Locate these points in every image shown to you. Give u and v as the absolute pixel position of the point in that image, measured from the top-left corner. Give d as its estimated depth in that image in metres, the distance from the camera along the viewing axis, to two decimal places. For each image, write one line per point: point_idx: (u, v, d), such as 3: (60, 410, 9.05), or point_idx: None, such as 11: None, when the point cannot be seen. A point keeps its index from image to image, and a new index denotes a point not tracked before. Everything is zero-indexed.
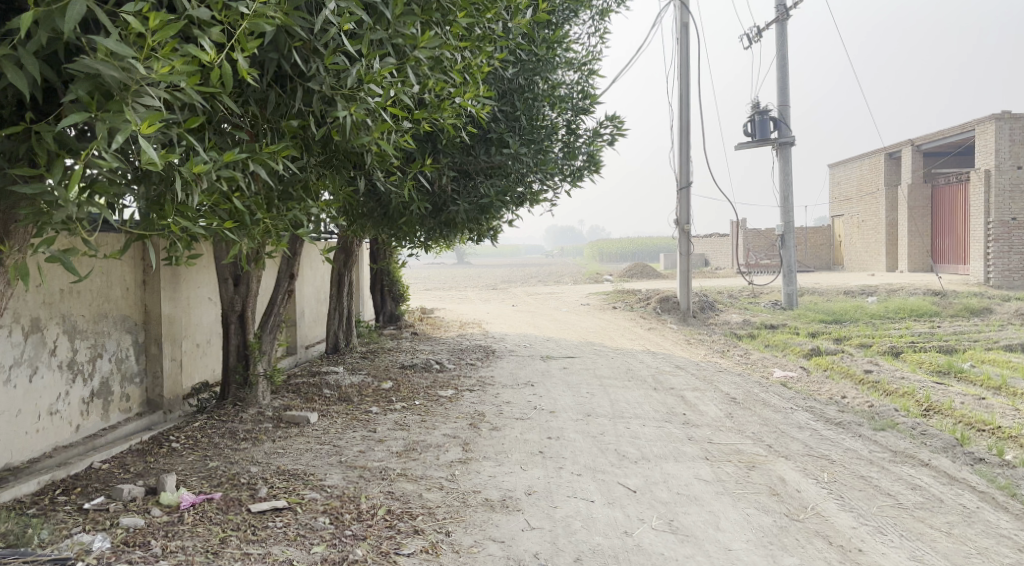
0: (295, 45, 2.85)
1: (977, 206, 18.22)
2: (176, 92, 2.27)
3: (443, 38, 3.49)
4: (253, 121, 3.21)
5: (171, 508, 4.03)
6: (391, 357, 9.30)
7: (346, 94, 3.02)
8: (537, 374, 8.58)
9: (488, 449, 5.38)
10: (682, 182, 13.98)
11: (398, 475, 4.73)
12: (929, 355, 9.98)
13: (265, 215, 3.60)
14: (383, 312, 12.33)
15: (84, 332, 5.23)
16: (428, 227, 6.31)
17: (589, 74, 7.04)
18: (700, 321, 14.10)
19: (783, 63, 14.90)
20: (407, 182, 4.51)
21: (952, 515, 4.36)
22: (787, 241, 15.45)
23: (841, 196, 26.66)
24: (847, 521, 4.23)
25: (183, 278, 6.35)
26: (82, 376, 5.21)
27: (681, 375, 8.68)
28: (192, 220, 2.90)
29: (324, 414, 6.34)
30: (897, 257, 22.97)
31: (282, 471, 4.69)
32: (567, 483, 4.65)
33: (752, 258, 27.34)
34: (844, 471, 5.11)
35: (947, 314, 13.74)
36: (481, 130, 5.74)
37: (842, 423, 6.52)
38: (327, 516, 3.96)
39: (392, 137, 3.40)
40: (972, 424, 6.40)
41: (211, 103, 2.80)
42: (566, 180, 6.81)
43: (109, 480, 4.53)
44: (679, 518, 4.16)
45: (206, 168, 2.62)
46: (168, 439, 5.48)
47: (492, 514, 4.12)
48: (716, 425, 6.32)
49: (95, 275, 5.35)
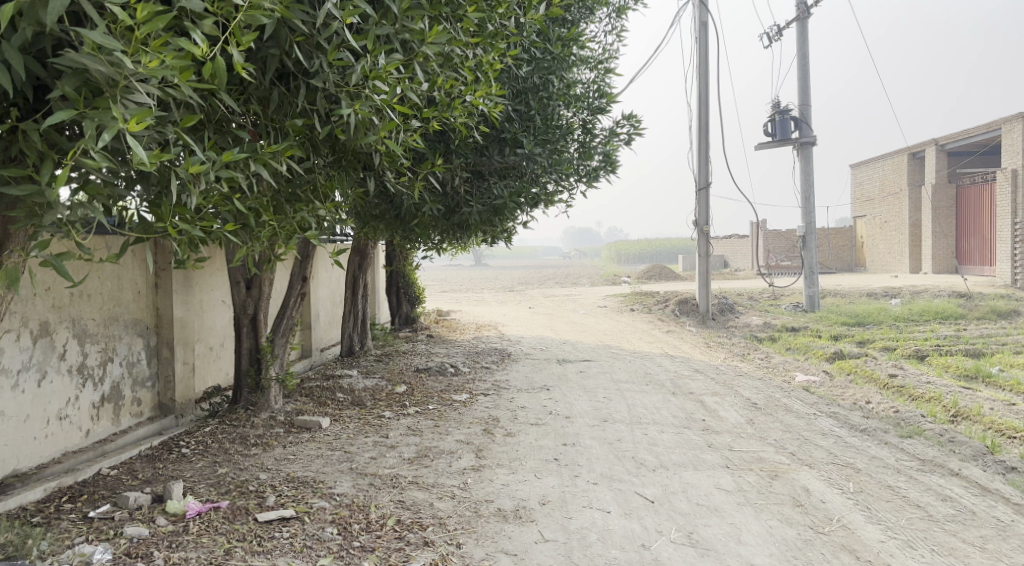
0: (296, 40, 2.75)
1: (1005, 205, 17.80)
2: (170, 89, 2.18)
3: (453, 33, 3.36)
4: (255, 120, 3.12)
5: (178, 516, 3.94)
6: (405, 360, 9.20)
7: (351, 91, 2.92)
8: (553, 377, 8.45)
9: (502, 456, 5.25)
10: (701, 182, 13.80)
11: (410, 482, 4.62)
12: (956, 358, 9.71)
13: (270, 219, 3.50)
14: (398, 314, 12.22)
15: (95, 336, 5.19)
16: (441, 229, 6.19)
17: (606, 72, 6.90)
18: (719, 323, 13.88)
19: (804, 61, 14.66)
20: (418, 183, 4.39)
21: (986, 529, 4.16)
22: (809, 243, 15.17)
23: (863, 196, 26.24)
24: (875, 534, 4.06)
25: (196, 281, 6.30)
26: (92, 381, 5.16)
27: (701, 380, 8.50)
28: (192, 223, 2.80)
29: (336, 418, 6.25)
30: (921, 258, 22.54)
31: (291, 478, 4.60)
32: (583, 492, 4.52)
33: (772, 259, 26.97)
34: (870, 481, 4.93)
35: (973, 316, 13.40)
36: (495, 130, 5.65)
37: (867, 430, 6.32)
38: (335, 527, 3.86)
39: (400, 136, 3.30)
40: (1001, 431, 6.18)
41: (208, 100, 2.71)
42: (583, 181, 6.66)
43: (116, 487, 4.47)
44: (698, 531, 4.00)
45: (203, 168, 2.53)
46: (178, 444, 5.41)
47: (505, 525, 4.00)
48: (736, 432, 6.15)
49: (105, 278, 5.31)
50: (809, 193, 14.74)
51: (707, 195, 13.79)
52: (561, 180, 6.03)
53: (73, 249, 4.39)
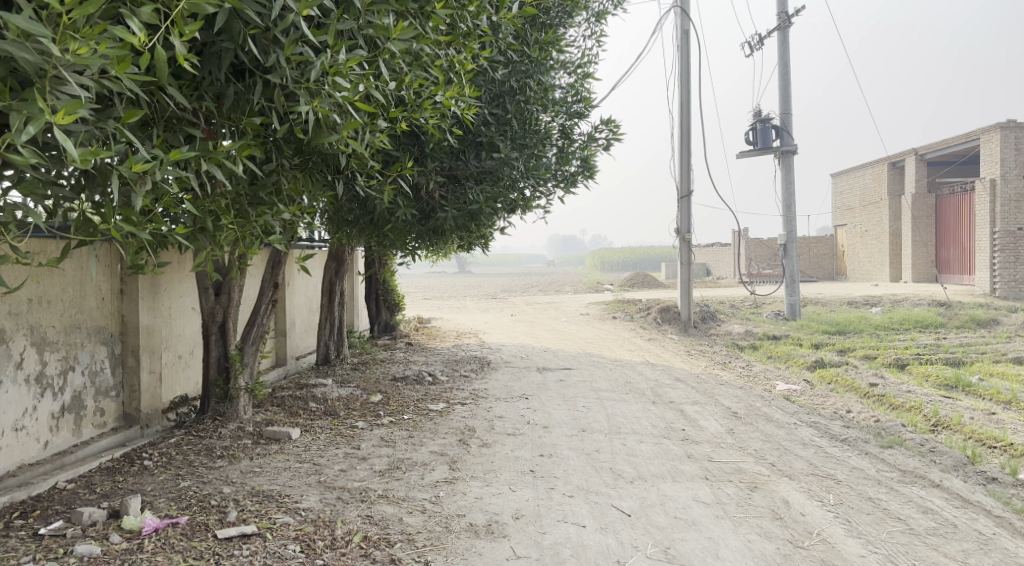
0: (251, 33, 2.65)
1: (982, 215, 17.90)
2: (107, 81, 2.12)
3: (421, 30, 3.24)
4: (210, 118, 3.01)
5: (133, 533, 3.78)
6: (382, 368, 9.02)
7: (309, 88, 2.80)
8: (532, 386, 8.31)
9: (476, 468, 5.11)
10: (682, 190, 13.79)
11: (379, 496, 4.46)
12: (936, 367, 9.69)
13: (229, 223, 3.39)
14: (377, 321, 12.05)
15: (54, 344, 4.99)
16: (416, 235, 6.04)
17: (585, 77, 6.82)
18: (701, 331, 13.83)
19: (785, 70, 14.70)
20: (388, 186, 4.25)
21: (968, 543, 4.08)
22: (790, 251, 15.16)
23: (844, 205, 26.43)
24: (855, 548, 3.97)
25: (164, 286, 6.10)
26: (52, 390, 4.97)
27: (681, 388, 8.41)
28: (138, 227, 2.70)
29: (307, 429, 6.07)
30: (901, 267, 22.68)
31: (256, 492, 4.43)
32: (558, 505, 4.39)
33: (755, 268, 27.07)
34: (850, 493, 4.84)
35: (953, 325, 13.45)
36: (471, 133, 5.56)
37: (848, 440, 6.25)
38: (298, 544, 3.71)
39: (366, 136, 3.19)
40: (982, 441, 6.13)
41: (154, 95, 2.62)
42: (560, 186, 6.55)
43: (71, 502, 4.30)
44: (675, 546, 3.89)
45: (147, 166, 2.45)
46: (141, 456, 5.23)
47: (476, 541, 3.86)
48: (716, 442, 6.06)
49: (67, 284, 5.12)
50: (790, 202, 14.78)
51: (689, 203, 13.75)
52: (538, 185, 5.95)
53: (10, 252, 4.19)
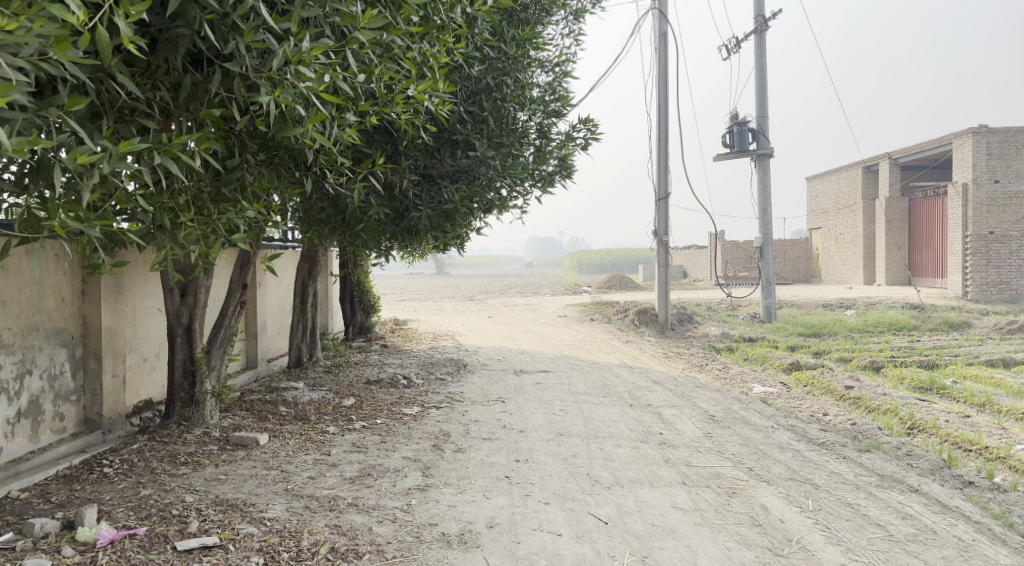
0: (208, 19, 2.53)
1: (954, 218, 18.10)
2: (44, 64, 1.99)
3: (390, 20, 3.11)
4: (167, 108, 2.87)
5: (87, 545, 3.60)
6: (356, 371, 8.85)
7: (270, 77, 2.67)
8: (509, 389, 8.20)
9: (450, 474, 4.98)
10: (660, 192, 13.77)
11: (348, 505, 4.31)
12: (911, 370, 9.72)
13: (188, 220, 3.23)
14: (353, 323, 11.88)
15: (10, 347, 4.78)
16: (390, 235, 5.90)
17: (563, 76, 6.73)
18: (678, 333, 13.81)
19: (762, 73, 14.76)
20: (358, 184, 4.08)
21: (948, 549, 4.04)
22: (767, 253, 15.21)
23: (819, 209, 26.70)
24: (835, 556, 3.90)
25: (129, 287, 5.87)
26: (7, 395, 4.75)
27: (658, 391, 8.35)
28: (88, 225, 2.55)
29: (275, 434, 5.88)
30: (874, 270, 22.94)
31: (219, 501, 4.25)
32: (533, 513, 4.28)
33: (730, 270, 27.24)
34: (829, 498, 4.79)
35: (926, 327, 13.57)
36: (446, 131, 5.44)
37: (825, 444, 6.21)
38: (260, 556, 3.56)
39: (333, 130, 3.06)
40: (958, 444, 6.12)
41: (103, 82, 2.49)
42: (537, 185, 6.45)
43: (24, 513, 4.09)
44: (653, 555, 3.80)
45: (93, 159, 2.29)
46: (101, 463, 5.02)
47: (448, 551, 3.74)
48: (694, 446, 6.00)
49: (24, 284, 4.91)
50: (767, 205, 14.84)
51: (666, 205, 13.75)
52: (515, 185, 5.83)
53: None
